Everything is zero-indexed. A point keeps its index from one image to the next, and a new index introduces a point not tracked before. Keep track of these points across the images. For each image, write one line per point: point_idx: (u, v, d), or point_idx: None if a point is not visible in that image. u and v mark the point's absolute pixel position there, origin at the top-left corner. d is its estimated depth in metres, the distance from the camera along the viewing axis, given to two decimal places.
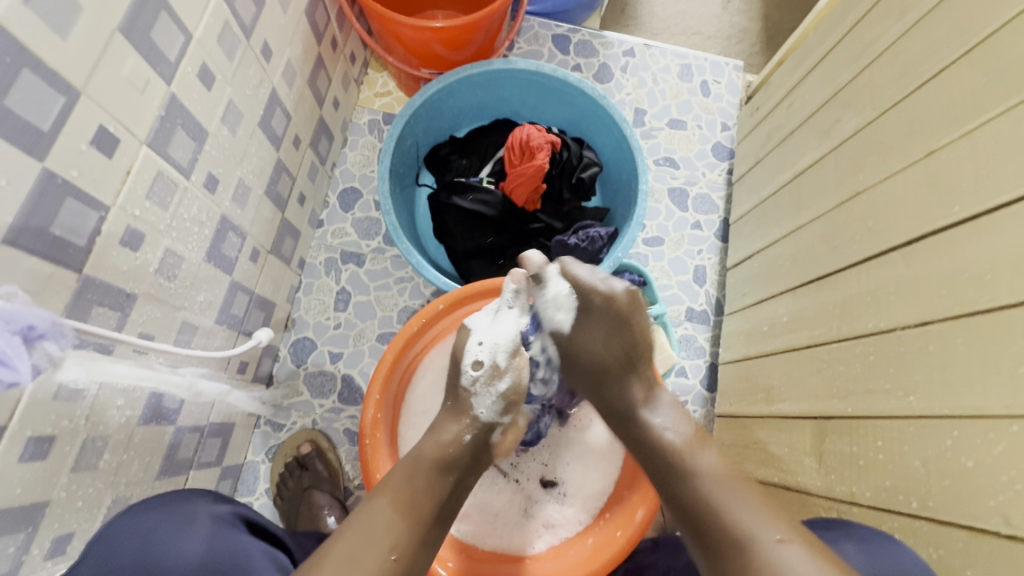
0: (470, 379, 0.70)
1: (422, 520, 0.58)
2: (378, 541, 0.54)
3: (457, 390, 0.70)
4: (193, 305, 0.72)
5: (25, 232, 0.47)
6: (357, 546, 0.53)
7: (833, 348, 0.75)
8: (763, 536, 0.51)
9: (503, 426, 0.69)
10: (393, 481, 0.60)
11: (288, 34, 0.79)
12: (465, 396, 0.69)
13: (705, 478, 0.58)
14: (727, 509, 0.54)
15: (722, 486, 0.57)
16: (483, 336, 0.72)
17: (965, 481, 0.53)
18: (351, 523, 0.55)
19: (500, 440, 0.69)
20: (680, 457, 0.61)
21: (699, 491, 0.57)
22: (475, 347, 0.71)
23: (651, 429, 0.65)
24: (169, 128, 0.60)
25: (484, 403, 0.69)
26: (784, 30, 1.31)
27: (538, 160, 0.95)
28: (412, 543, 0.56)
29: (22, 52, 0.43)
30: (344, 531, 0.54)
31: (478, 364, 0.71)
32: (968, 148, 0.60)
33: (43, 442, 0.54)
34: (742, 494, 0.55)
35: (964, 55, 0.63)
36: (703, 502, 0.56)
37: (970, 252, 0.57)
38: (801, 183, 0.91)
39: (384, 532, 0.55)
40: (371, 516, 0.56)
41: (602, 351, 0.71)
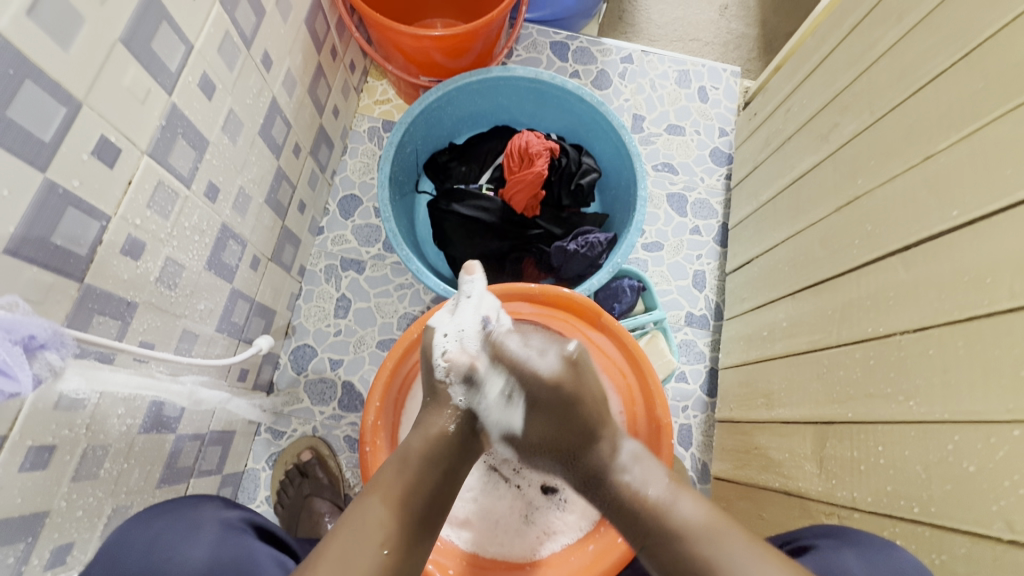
0: (443, 371, 0.68)
1: (412, 517, 0.58)
2: (368, 540, 0.54)
3: (433, 384, 0.69)
4: (194, 314, 0.72)
5: (26, 242, 0.47)
6: (350, 543, 0.54)
7: (833, 353, 0.75)
8: None
9: (486, 412, 0.70)
10: (385, 479, 0.60)
11: (288, 43, 0.79)
12: (441, 387, 0.68)
13: (694, 536, 0.57)
14: (721, 572, 0.54)
15: (712, 541, 0.56)
16: (448, 327, 0.69)
17: (966, 485, 0.53)
18: (345, 521, 0.56)
19: (484, 426, 0.70)
20: (661, 515, 0.59)
21: (693, 549, 0.56)
22: (441, 338, 0.69)
23: (621, 487, 0.63)
24: (170, 137, 0.60)
25: (457, 392, 0.68)
26: (782, 36, 1.32)
27: (538, 166, 0.96)
28: (403, 540, 0.56)
29: (25, 64, 0.43)
30: (337, 530, 0.55)
31: (446, 357, 0.68)
32: (965, 152, 0.60)
33: (44, 452, 0.54)
34: (729, 541, 0.55)
35: (962, 60, 0.63)
36: (699, 561, 0.55)
37: (969, 257, 0.57)
38: (799, 188, 0.91)
39: (375, 529, 0.55)
40: (363, 515, 0.56)
41: (556, 429, 0.67)
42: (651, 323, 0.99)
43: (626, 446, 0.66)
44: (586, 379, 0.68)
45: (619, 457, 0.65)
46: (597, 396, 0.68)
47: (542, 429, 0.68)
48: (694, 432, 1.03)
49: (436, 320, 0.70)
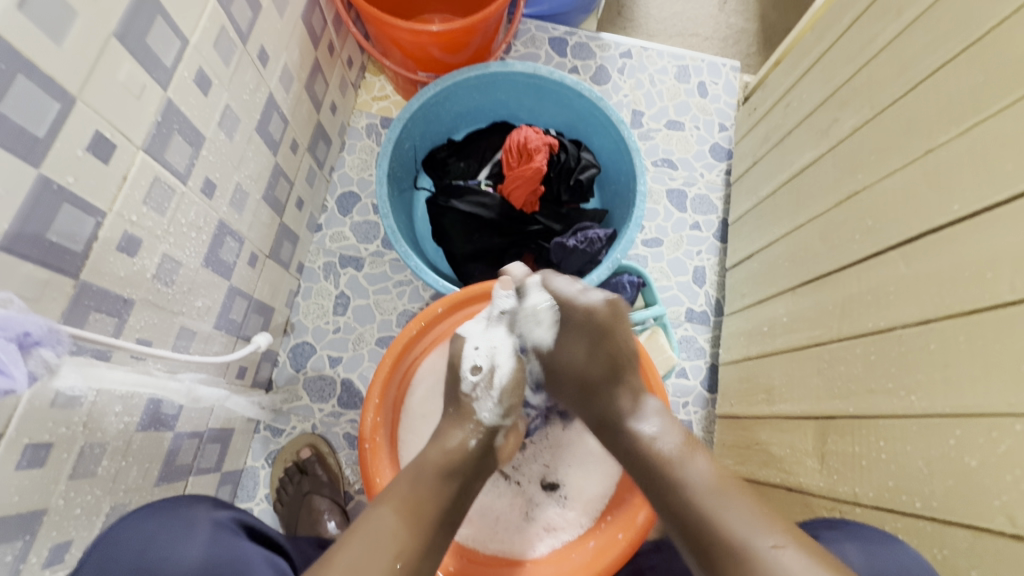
0: (471, 384, 0.72)
1: (427, 525, 0.57)
2: (383, 550, 0.53)
3: (457, 397, 0.72)
4: (191, 310, 0.72)
5: (21, 239, 0.47)
6: (363, 555, 0.52)
7: (834, 348, 0.74)
8: (759, 543, 0.50)
9: (505, 429, 0.71)
10: (400, 490, 0.60)
11: (285, 39, 0.79)
12: (467, 401, 0.71)
13: (696, 485, 0.57)
14: (713, 515, 0.54)
15: (714, 492, 0.56)
16: (478, 341, 0.75)
17: (968, 479, 0.53)
18: (358, 530, 0.55)
19: (503, 444, 0.71)
20: (668, 465, 0.60)
21: (692, 499, 0.56)
22: (472, 352, 0.74)
23: (639, 438, 0.64)
24: (166, 133, 0.60)
25: (485, 407, 0.71)
26: (781, 31, 1.31)
27: (536, 162, 0.95)
28: (418, 551, 0.55)
29: (17, 58, 0.43)
30: (350, 538, 0.54)
31: (476, 370, 0.73)
32: (967, 145, 0.60)
33: (41, 449, 0.53)
34: (735, 496, 0.55)
35: (963, 52, 0.63)
36: (696, 505, 0.55)
37: (972, 250, 0.57)
38: (798, 183, 0.91)
39: (389, 540, 0.54)
40: (376, 525, 0.55)
41: (585, 365, 0.73)
42: (650, 318, 0.98)
43: (650, 402, 0.68)
44: (613, 340, 0.73)
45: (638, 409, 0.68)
46: (622, 354, 0.72)
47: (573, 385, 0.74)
48: (694, 428, 1.03)
49: (469, 331, 0.76)
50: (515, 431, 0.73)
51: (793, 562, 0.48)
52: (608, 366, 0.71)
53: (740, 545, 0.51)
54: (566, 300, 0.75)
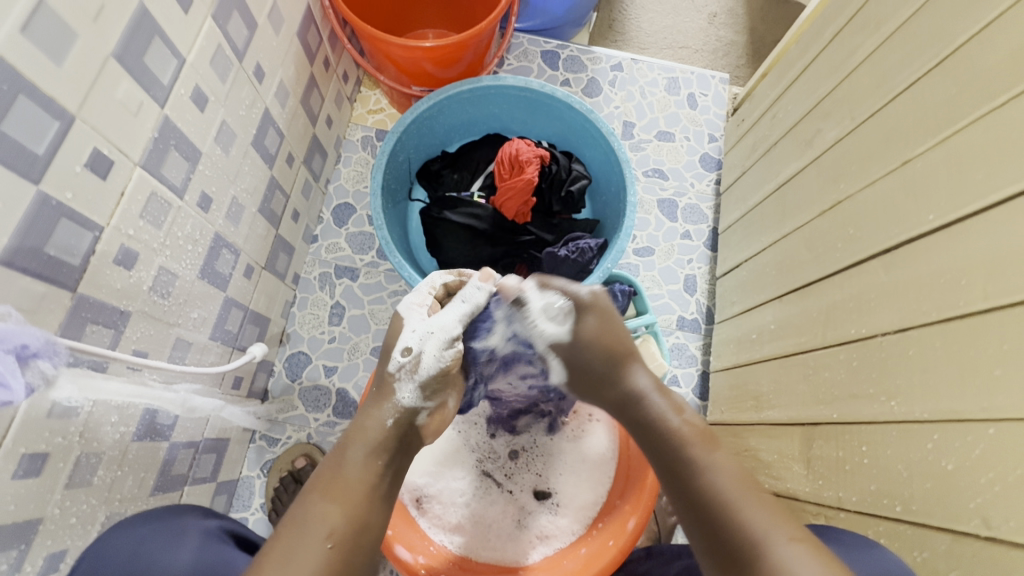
0: (396, 365, 0.61)
1: (358, 502, 0.54)
2: (313, 535, 0.50)
3: (383, 375, 0.62)
4: (187, 322, 0.73)
5: (20, 253, 0.48)
6: (295, 538, 0.50)
7: (819, 354, 0.76)
8: (775, 536, 0.49)
9: (429, 409, 0.63)
10: (325, 472, 0.56)
11: (280, 54, 0.81)
12: (389, 382, 0.62)
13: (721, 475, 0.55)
14: (735, 511, 0.52)
15: (737, 486, 0.54)
16: (418, 325, 0.64)
17: (945, 483, 0.54)
18: (289, 522, 0.52)
19: (426, 422, 0.63)
20: (691, 454, 0.57)
21: (716, 488, 0.54)
22: (408, 333, 0.63)
23: (659, 420, 0.61)
24: (163, 149, 0.61)
25: (406, 389, 0.61)
26: (770, 43, 1.34)
27: (528, 174, 0.97)
28: (351, 529, 0.52)
29: (19, 79, 0.45)
30: (281, 530, 0.51)
31: (407, 352, 0.62)
32: (942, 156, 0.62)
33: (37, 459, 0.54)
34: (749, 495, 0.53)
35: (937, 66, 0.65)
36: (723, 500, 0.53)
37: (946, 259, 0.58)
38: (784, 193, 0.92)
39: (319, 521, 0.51)
40: (307, 512, 0.52)
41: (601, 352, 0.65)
42: (642, 326, 0.99)
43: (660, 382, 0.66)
44: (619, 328, 0.67)
45: (657, 389, 0.64)
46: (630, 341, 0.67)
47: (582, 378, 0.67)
48: None
49: (407, 319, 0.65)
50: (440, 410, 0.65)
51: (799, 556, 0.47)
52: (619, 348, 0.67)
53: (759, 547, 0.49)
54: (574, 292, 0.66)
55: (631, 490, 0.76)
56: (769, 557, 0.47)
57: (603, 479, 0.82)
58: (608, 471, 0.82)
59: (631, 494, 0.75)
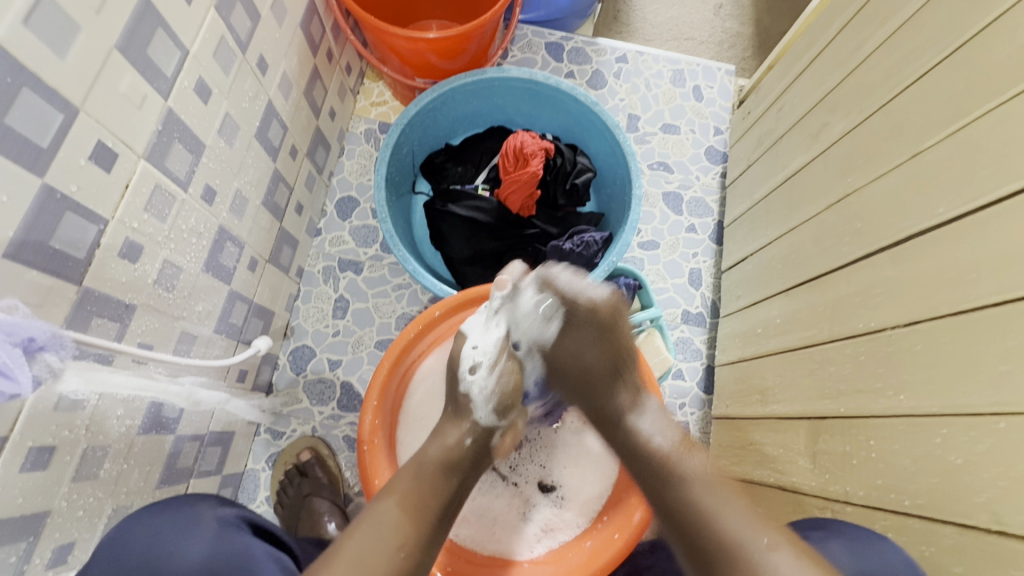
0: (468, 383, 0.70)
1: (428, 519, 0.59)
2: (388, 540, 0.56)
3: (456, 395, 0.70)
4: (192, 315, 0.73)
5: (25, 246, 0.48)
6: (369, 541, 0.55)
7: (825, 349, 0.75)
8: (754, 543, 0.53)
9: (502, 429, 0.70)
10: (403, 482, 0.61)
11: (284, 46, 0.80)
12: (464, 400, 0.69)
13: (696, 484, 0.60)
14: (714, 519, 0.56)
15: (710, 491, 0.59)
16: (477, 340, 0.72)
17: (952, 478, 0.54)
18: (367, 521, 0.57)
19: (500, 442, 0.70)
20: (670, 468, 0.62)
21: (689, 497, 0.59)
22: (472, 350, 0.72)
23: (639, 435, 0.67)
24: (166, 142, 0.61)
25: (480, 408, 0.69)
26: (776, 35, 1.32)
27: (532, 166, 0.97)
28: (422, 544, 0.57)
29: (23, 71, 0.44)
30: (358, 527, 0.57)
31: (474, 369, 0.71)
32: (951, 149, 0.61)
33: (44, 452, 0.54)
34: (731, 505, 0.57)
35: (947, 57, 0.64)
36: (699, 510, 0.57)
37: (955, 253, 0.58)
38: (791, 187, 0.92)
39: (394, 531, 0.56)
40: (382, 518, 0.57)
41: (588, 359, 0.73)
42: (647, 320, 0.99)
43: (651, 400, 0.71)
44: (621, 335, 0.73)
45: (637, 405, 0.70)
46: (625, 360, 0.72)
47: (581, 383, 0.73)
48: (691, 429, 1.04)
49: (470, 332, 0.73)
50: (511, 430, 0.72)
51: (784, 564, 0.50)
52: (612, 365, 0.72)
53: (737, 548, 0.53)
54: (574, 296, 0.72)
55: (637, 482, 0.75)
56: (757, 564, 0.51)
57: (608, 473, 0.82)
58: (611, 464, 0.82)
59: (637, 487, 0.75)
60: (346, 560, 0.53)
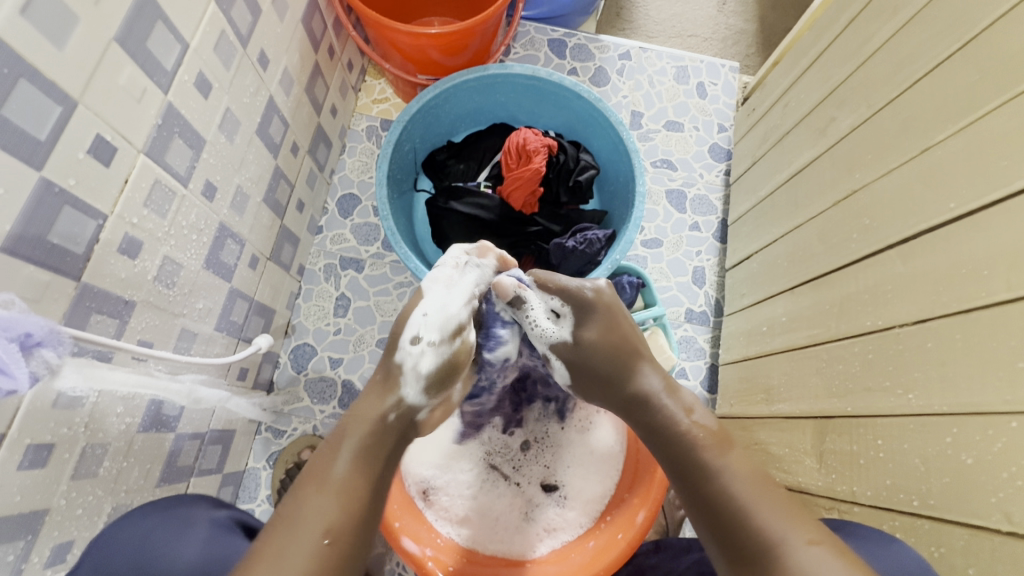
0: (404, 352, 0.63)
1: (354, 499, 0.52)
2: (311, 530, 0.49)
3: (389, 364, 0.63)
4: (192, 312, 0.73)
5: (23, 240, 0.47)
6: (287, 537, 0.48)
7: (832, 347, 0.74)
8: (793, 538, 0.49)
9: (430, 405, 0.64)
10: (317, 467, 0.54)
11: (285, 42, 0.80)
12: (395, 371, 0.63)
13: (736, 479, 0.55)
14: (755, 514, 0.51)
15: (751, 489, 0.54)
16: (429, 307, 0.65)
17: (964, 477, 0.53)
18: (284, 517, 0.50)
19: (426, 418, 0.64)
20: (704, 455, 0.57)
21: (728, 489, 0.54)
22: (419, 319, 0.64)
23: (671, 423, 0.61)
24: (166, 136, 0.60)
25: (409, 383, 0.62)
26: (780, 31, 1.32)
27: (535, 163, 0.96)
28: (349, 524, 0.51)
29: (19, 63, 0.44)
30: (276, 527, 0.49)
31: (416, 339, 0.63)
32: (962, 143, 0.60)
33: (43, 449, 0.54)
34: (772, 506, 0.52)
35: (959, 50, 0.63)
36: (737, 506, 0.53)
37: (967, 248, 0.57)
38: (797, 184, 0.91)
39: (315, 518, 0.50)
40: (301, 508, 0.50)
41: (609, 349, 0.66)
42: (650, 319, 0.98)
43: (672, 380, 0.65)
44: (623, 327, 0.68)
45: (667, 388, 0.64)
46: (639, 341, 0.68)
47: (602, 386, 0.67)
48: None
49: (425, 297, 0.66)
50: (442, 405, 0.67)
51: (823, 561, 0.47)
52: (626, 350, 0.66)
53: (778, 553, 0.48)
54: (576, 289, 0.68)
55: (640, 484, 0.75)
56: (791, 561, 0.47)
57: (611, 472, 0.81)
58: (615, 464, 0.81)
59: (640, 488, 0.74)
60: (267, 563, 0.46)
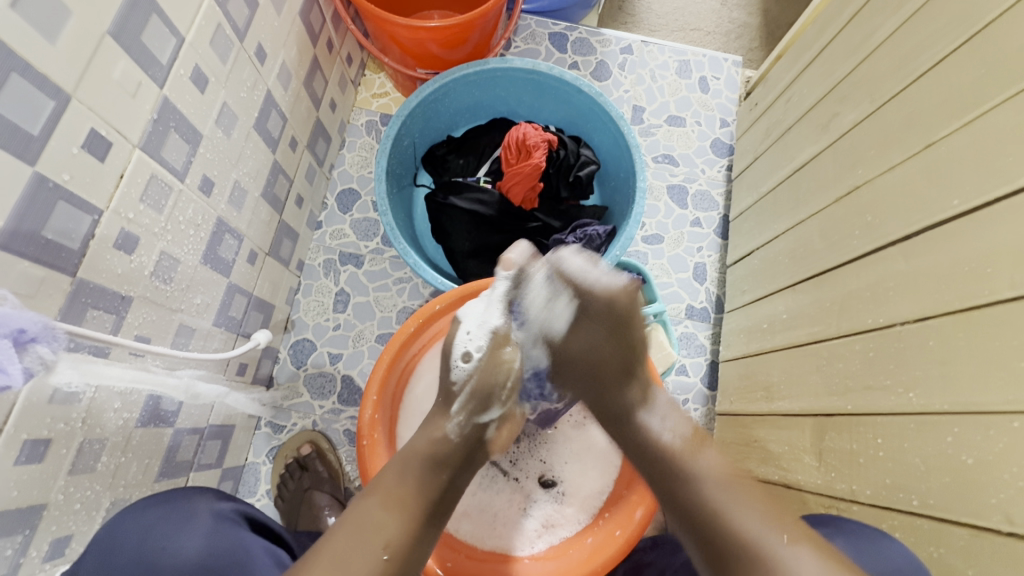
0: (458, 368, 0.72)
1: (413, 518, 0.59)
2: (372, 539, 0.55)
3: (447, 385, 0.72)
4: (190, 307, 0.72)
5: (17, 236, 0.47)
6: (352, 543, 0.55)
7: (833, 345, 0.74)
8: (774, 539, 0.53)
9: (496, 422, 0.72)
10: (388, 481, 0.61)
11: (283, 36, 0.79)
12: (454, 390, 0.71)
13: (708, 480, 0.60)
14: (727, 517, 0.56)
15: (726, 492, 0.59)
16: (471, 326, 0.73)
17: (965, 477, 0.52)
18: (351, 520, 0.57)
19: (494, 435, 0.72)
20: (679, 461, 0.63)
21: (705, 495, 0.59)
22: (465, 338, 0.73)
23: (646, 432, 0.67)
24: (162, 131, 0.60)
25: (459, 400, 0.70)
26: (784, 25, 1.30)
27: (535, 159, 0.95)
28: (404, 542, 0.57)
29: (11, 56, 0.43)
30: (341, 528, 0.56)
31: (466, 356, 0.73)
32: (966, 139, 0.59)
33: (39, 445, 0.54)
34: (747, 497, 0.58)
35: (963, 45, 0.62)
36: (711, 506, 0.58)
37: (970, 246, 0.56)
38: (799, 179, 0.90)
39: (377, 531, 0.56)
40: (368, 517, 0.57)
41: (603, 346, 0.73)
42: (652, 315, 0.97)
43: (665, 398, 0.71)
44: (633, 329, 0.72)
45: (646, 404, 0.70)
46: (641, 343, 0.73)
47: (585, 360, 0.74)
48: (694, 424, 1.03)
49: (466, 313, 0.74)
50: (508, 422, 0.74)
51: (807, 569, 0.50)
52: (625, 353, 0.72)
53: (721, 519, 0.57)
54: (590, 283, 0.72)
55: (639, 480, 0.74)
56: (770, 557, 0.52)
57: (609, 468, 0.81)
58: (614, 460, 0.81)
59: (639, 484, 0.73)
60: (330, 562, 0.53)
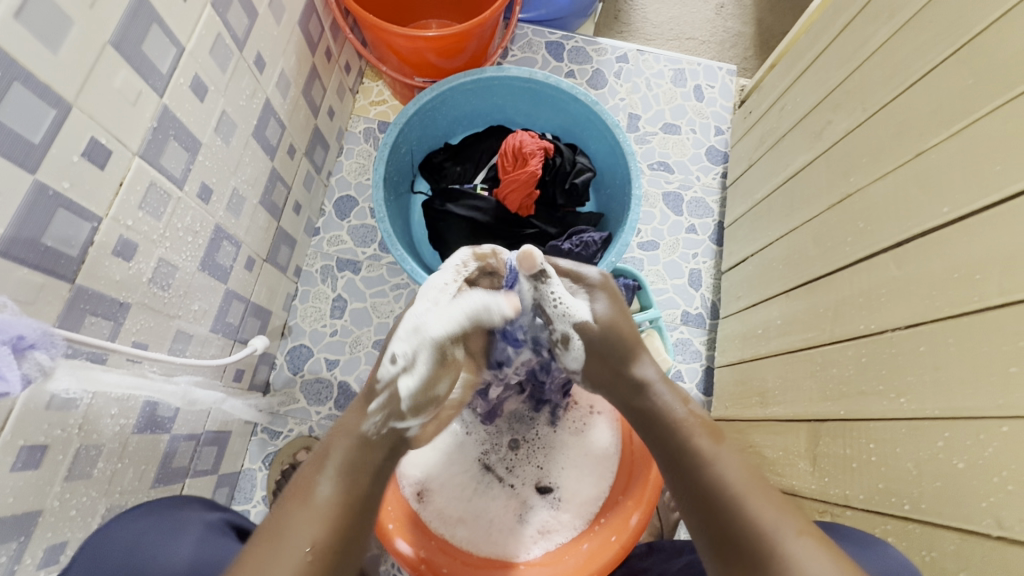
0: (385, 371, 0.62)
1: (338, 513, 0.53)
2: (291, 544, 0.49)
3: (371, 383, 0.63)
4: (188, 314, 0.73)
5: (17, 243, 0.48)
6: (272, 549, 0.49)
7: (826, 351, 0.75)
8: (784, 530, 0.49)
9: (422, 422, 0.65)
10: (309, 480, 0.55)
11: (281, 45, 0.80)
12: (376, 388, 0.62)
13: (726, 469, 0.55)
14: (745, 504, 0.52)
15: (746, 483, 0.54)
16: (415, 323, 0.62)
17: (955, 481, 0.53)
18: (268, 532, 0.51)
19: (418, 434, 0.65)
20: (698, 447, 0.58)
21: (719, 480, 0.54)
22: (397, 338, 0.63)
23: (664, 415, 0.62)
24: (162, 139, 0.61)
25: (378, 400, 0.61)
26: (778, 34, 1.32)
27: (531, 166, 0.96)
28: (332, 540, 0.51)
29: (13, 65, 0.44)
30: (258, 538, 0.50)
31: (395, 359, 0.62)
32: (957, 148, 0.60)
33: (36, 451, 0.54)
34: (763, 497, 0.52)
35: (952, 56, 0.63)
36: (728, 495, 0.53)
37: (960, 253, 0.57)
38: (792, 188, 0.91)
39: (299, 531, 0.51)
40: (289, 521, 0.51)
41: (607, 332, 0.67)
42: (646, 321, 0.97)
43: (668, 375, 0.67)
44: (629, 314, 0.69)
45: (664, 380, 0.66)
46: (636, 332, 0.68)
47: (598, 364, 0.68)
48: None
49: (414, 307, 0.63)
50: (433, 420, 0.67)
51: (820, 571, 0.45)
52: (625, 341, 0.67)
53: (739, 501, 0.52)
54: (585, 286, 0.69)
55: (633, 487, 0.75)
56: (783, 553, 0.47)
57: (605, 474, 0.81)
58: (609, 466, 0.82)
59: (634, 489, 0.75)
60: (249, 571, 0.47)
